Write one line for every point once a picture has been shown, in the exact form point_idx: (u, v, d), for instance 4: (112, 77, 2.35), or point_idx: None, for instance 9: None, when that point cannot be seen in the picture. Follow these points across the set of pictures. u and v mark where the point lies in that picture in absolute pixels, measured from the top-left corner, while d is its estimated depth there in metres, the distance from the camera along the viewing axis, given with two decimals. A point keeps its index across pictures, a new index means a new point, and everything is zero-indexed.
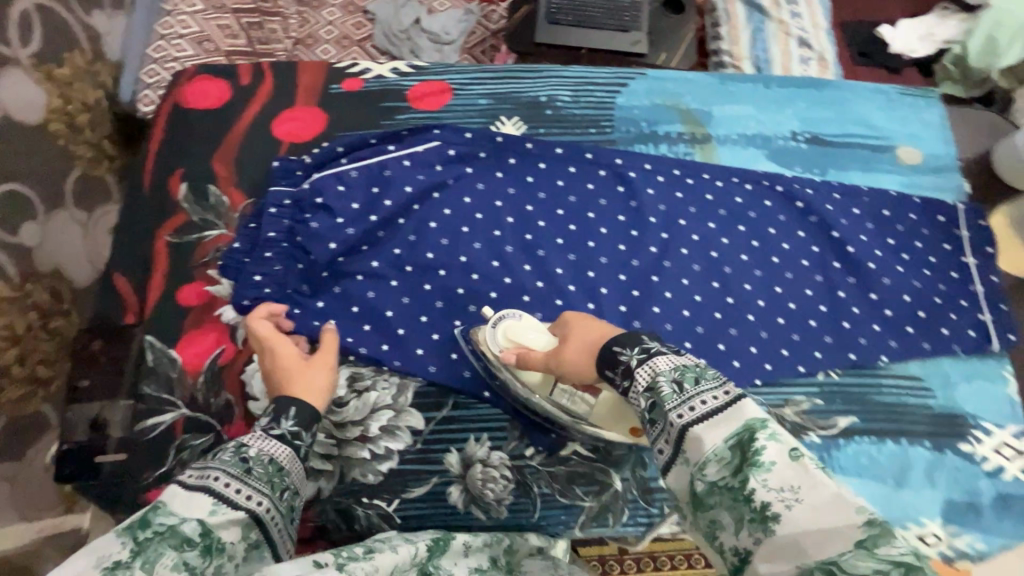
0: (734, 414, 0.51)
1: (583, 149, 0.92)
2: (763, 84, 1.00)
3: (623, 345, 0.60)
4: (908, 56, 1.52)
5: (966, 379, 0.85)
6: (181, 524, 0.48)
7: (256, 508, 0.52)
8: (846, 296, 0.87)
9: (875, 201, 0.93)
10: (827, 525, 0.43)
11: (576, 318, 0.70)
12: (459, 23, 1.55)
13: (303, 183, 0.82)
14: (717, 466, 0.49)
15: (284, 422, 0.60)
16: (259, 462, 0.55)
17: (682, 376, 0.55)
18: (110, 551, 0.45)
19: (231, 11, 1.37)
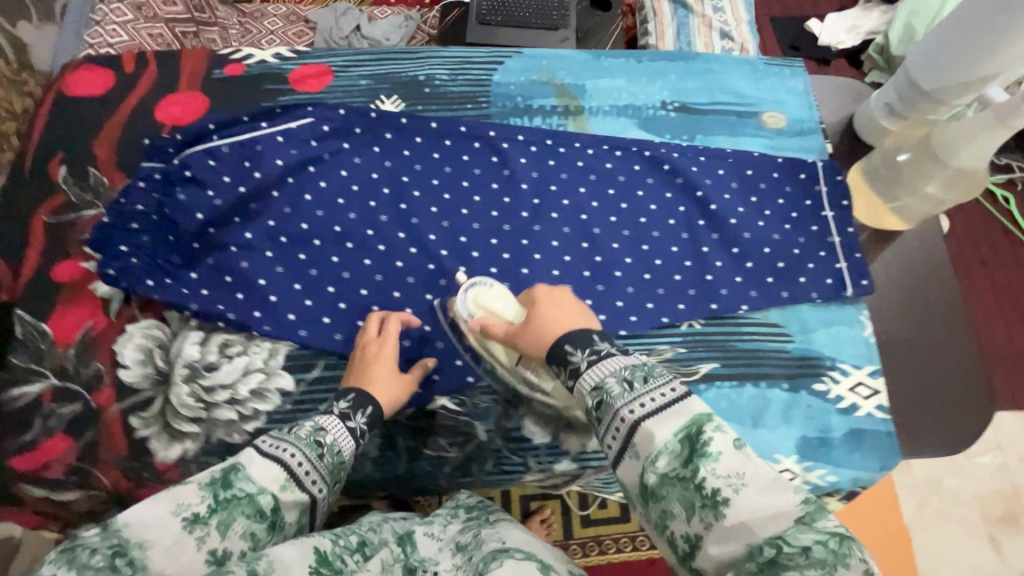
0: (679, 406, 0.54)
1: (457, 122, 0.95)
2: (635, 59, 1.05)
3: (575, 347, 0.62)
4: (837, 46, 1.97)
5: (825, 324, 0.89)
6: (257, 494, 0.55)
7: (316, 495, 0.59)
8: (709, 251, 0.92)
9: (739, 162, 0.98)
10: (773, 505, 0.48)
11: (549, 295, 0.70)
12: (398, 28, 1.90)
13: (174, 160, 0.86)
14: (668, 458, 0.52)
15: (357, 416, 0.67)
16: (328, 450, 0.62)
17: (631, 374, 0.57)
18: (191, 501, 0.53)
19: (164, 22, 1.44)
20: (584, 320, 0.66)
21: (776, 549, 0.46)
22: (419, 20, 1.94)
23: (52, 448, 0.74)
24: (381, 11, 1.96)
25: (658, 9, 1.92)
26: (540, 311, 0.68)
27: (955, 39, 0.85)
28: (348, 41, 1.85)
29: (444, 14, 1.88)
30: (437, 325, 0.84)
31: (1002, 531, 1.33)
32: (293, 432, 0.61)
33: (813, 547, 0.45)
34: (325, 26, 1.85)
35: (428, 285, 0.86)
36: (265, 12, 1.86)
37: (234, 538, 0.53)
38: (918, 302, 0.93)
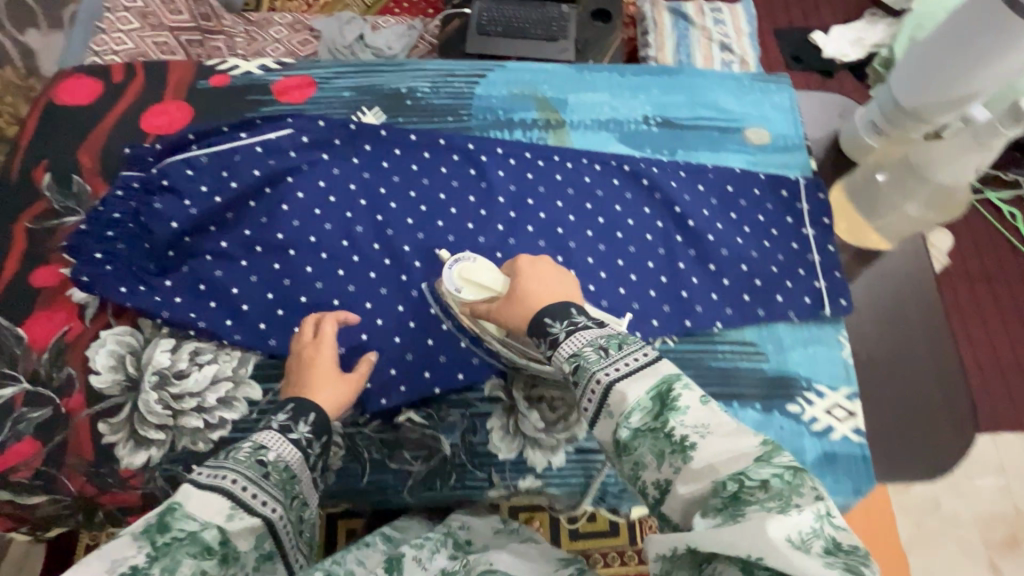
0: (651, 369, 0.56)
1: (436, 135, 0.96)
2: (618, 73, 1.04)
3: (554, 319, 0.64)
4: (840, 58, 2.00)
5: (802, 344, 0.87)
6: (201, 530, 0.52)
7: (270, 516, 0.57)
8: (685, 268, 0.91)
9: (720, 178, 0.97)
10: (737, 446, 0.49)
11: (533, 270, 0.72)
12: (401, 37, 1.93)
13: (153, 169, 0.87)
14: (640, 413, 0.54)
15: (301, 426, 0.65)
16: (275, 468, 0.60)
17: (606, 342, 0.59)
18: (128, 554, 0.49)
19: (168, 29, 1.57)
20: (566, 295, 0.70)
21: (739, 483, 0.47)
22: (421, 30, 1.95)
23: (20, 451, 0.75)
24: (385, 20, 1.96)
25: (659, 20, 1.94)
26: (526, 285, 0.70)
27: (936, 59, 0.85)
28: (351, 50, 1.85)
29: (444, 25, 1.88)
30: (407, 336, 0.84)
31: (1003, 556, 1.28)
32: (232, 457, 0.59)
33: (770, 480, 0.47)
34: (329, 36, 1.86)
35: (401, 298, 0.86)
36: (270, 21, 1.87)
37: None
38: (896, 323, 0.91)
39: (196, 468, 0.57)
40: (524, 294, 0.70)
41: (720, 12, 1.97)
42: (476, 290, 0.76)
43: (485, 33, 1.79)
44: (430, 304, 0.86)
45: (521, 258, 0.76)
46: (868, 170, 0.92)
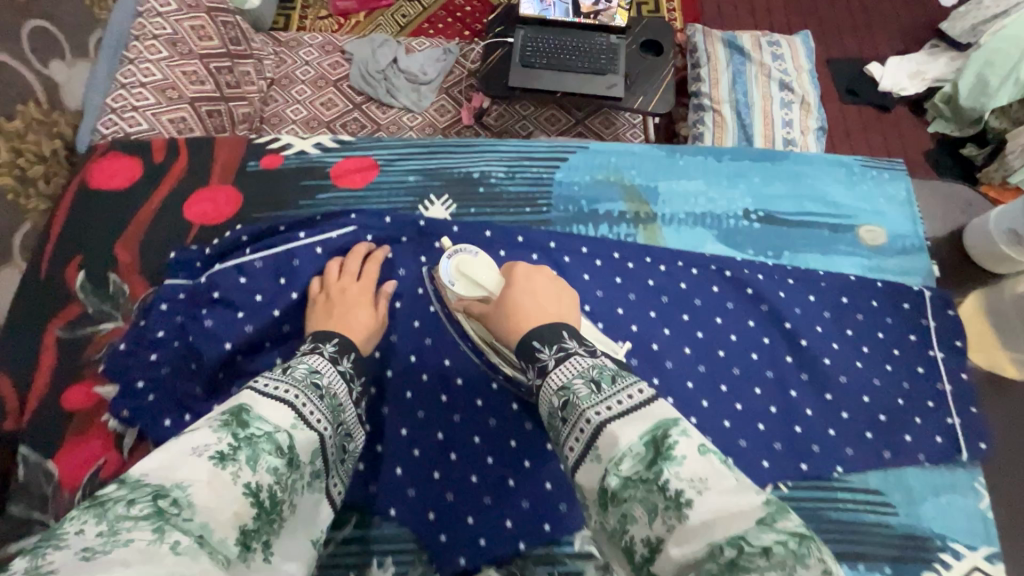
0: (644, 409, 0.49)
1: (513, 230, 0.85)
2: (714, 157, 0.94)
3: (544, 343, 0.60)
4: (898, 92, 1.79)
5: (934, 493, 0.76)
6: (275, 431, 0.52)
7: (323, 432, 0.57)
8: (798, 396, 0.80)
9: (832, 287, 0.86)
10: (738, 505, 0.42)
11: (527, 284, 0.69)
12: (437, 62, 1.79)
13: (202, 277, 0.80)
14: (632, 460, 0.46)
15: (345, 360, 0.68)
16: (326, 394, 0.61)
17: (599, 375, 0.53)
18: (210, 442, 0.48)
19: (197, 56, 1.32)
20: (562, 313, 0.66)
21: (737, 550, 0.39)
22: (457, 54, 1.81)
23: None
24: (419, 42, 1.83)
25: (711, 52, 1.73)
26: (517, 297, 0.68)
27: None
28: (383, 76, 1.73)
29: (485, 55, 1.66)
30: (486, 474, 0.74)
31: None
32: (290, 374, 0.60)
33: (773, 548, 0.39)
34: (361, 59, 1.75)
35: (477, 426, 0.76)
36: (300, 41, 1.78)
37: (262, 473, 0.49)
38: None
39: (256, 377, 0.57)
40: (513, 307, 0.67)
41: (778, 45, 1.78)
42: (470, 286, 0.73)
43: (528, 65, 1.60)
44: (510, 434, 0.76)
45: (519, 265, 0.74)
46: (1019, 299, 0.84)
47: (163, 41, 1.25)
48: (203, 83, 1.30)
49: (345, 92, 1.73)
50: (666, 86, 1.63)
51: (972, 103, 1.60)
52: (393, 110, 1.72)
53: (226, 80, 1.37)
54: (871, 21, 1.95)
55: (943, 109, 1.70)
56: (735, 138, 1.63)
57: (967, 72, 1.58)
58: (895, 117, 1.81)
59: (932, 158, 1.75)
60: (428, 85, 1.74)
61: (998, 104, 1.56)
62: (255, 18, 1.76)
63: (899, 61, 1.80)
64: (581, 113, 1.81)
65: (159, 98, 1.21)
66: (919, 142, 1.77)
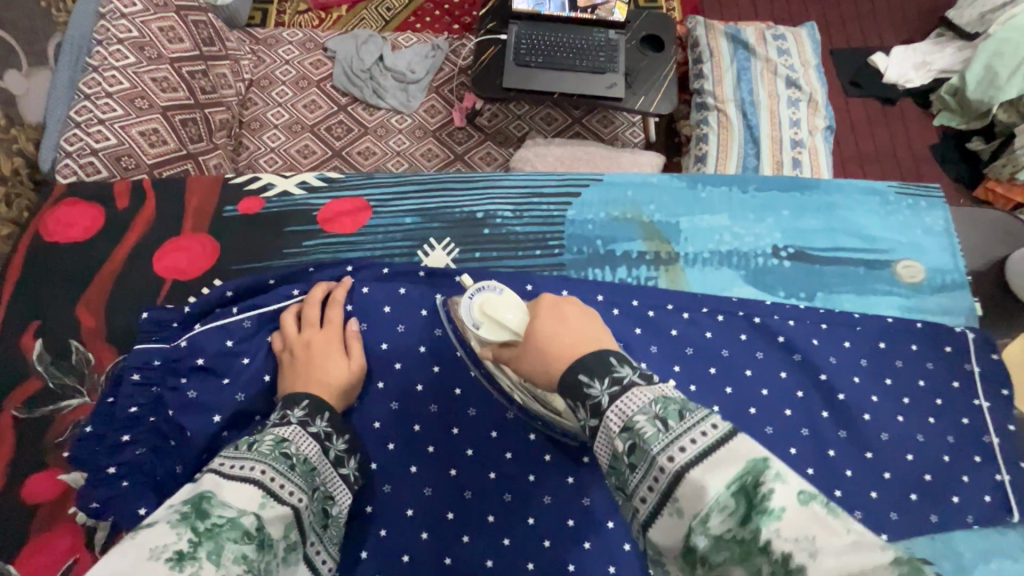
0: (726, 452, 0.37)
1: (523, 276, 0.76)
2: (738, 188, 0.87)
3: (593, 376, 0.45)
4: (903, 84, 1.68)
5: (987, 559, 0.70)
6: (239, 516, 0.45)
7: (297, 504, 0.51)
8: (837, 455, 0.73)
9: (870, 331, 0.79)
10: (853, 565, 0.32)
11: (554, 306, 0.52)
12: (425, 59, 1.67)
13: (180, 340, 0.68)
14: (721, 514, 0.35)
15: (318, 421, 0.60)
16: (297, 461, 0.55)
17: (664, 412, 0.41)
18: (167, 541, 0.41)
19: (167, 60, 1.20)
20: (600, 336, 0.49)
21: None
22: (446, 50, 1.69)
23: None
24: (406, 37, 1.72)
25: (714, 47, 1.62)
26: (540, 321, 0.51)
27: None
28: (369, 75, 1.62)
29: (476, 53, 1.54)
30: (502, 560, 0.66)
31: None
32: (255, 449, 0.52)
33: None
34: (345, 57, 1.63)
35: (491, 503, 0.69)
36: (280, 39, 1.65)
37: (229, 567, 0.42)
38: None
39: (217, 459, 0.51)
40: (534, 334, 0.50)
41: (783, 39, 1.66)
42: (496, 329, 0.57)
43: (523, 64, 1.50)
44: (529, 511, 0.68)
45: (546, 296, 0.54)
46: None
47: (129, 44, 1.14)
48: (175, 91, 1.20)
49: (329, 93, 1.61)
50: (669, 84, 1.51)
51: (980, 96, 1.52)
52: (381, 113, 1.61)
53: (200, 85, 1.27)
54: (876, 5, 1.83)
55: (949, 101, 1.60)
56: (741, 139, 1.51)
57: (976, 63, 1.51)
58: (900, 109, 1.69)
59: (937, 153, 1.64)
60: (417, 85, 1.63)
61: (1008, 97, 1.49)
62: (230, 15, 1.61)
63: (904, 52, 1.69)
64: (579, 111, 1.70)
65: (129, 108, 1.09)
66: (924, 138, 1.66)
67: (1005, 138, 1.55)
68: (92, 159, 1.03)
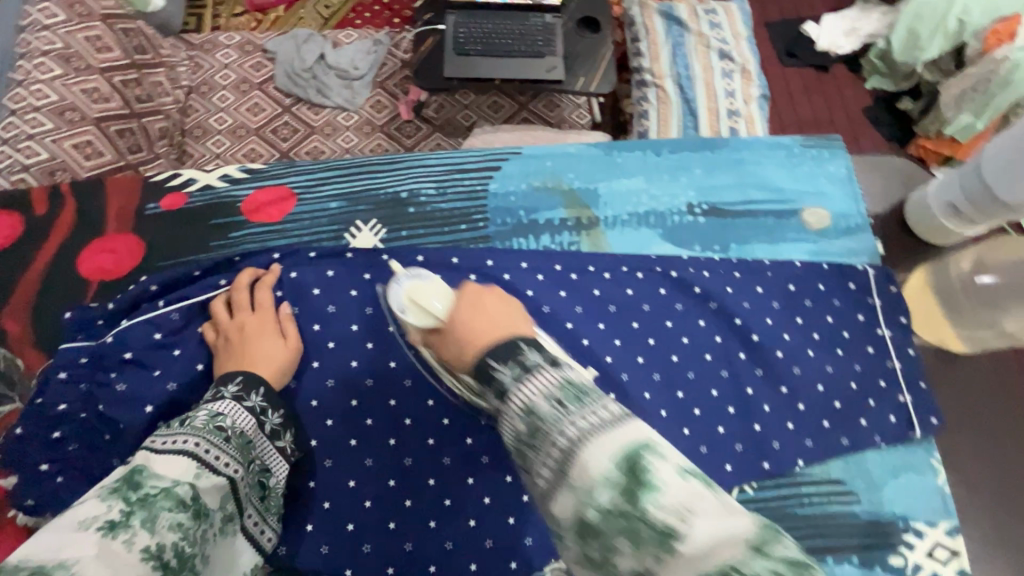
0: (620, 429, 0.36)
1: (449, 251, 0.80)
2: (653, 151, 0.91)
3: (501, 360, 0.42)
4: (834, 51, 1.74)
5: (894, 473, 0.77)
6: (173, 486, 0.48)
7: (233, 474, 0.54)
8: (754, 392, 0.78)
9: (780, 276, 0.84)
10: (726, 531, 0.32)
11: (474, 295, 0.50)
12: (366, 55, 1.67)
13: (107, 337, 0.69)
14: (608, 488, 0.34)
15: (252, 396, 0.62)
16: (233, 434, 0.57)
17: (564, 392, 0.38)
18: (97, 513, 0.42)
19: (98, 71, 1.17)
20: (518, 325, 0.47)
21: None
22: (388, 44, 1.70)
23: None
24: (347, 34, 1.72)
25: (649, 24, 1.66)
26: (459, 312, 0.49)
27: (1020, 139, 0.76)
28: (312, 74, 1.61)
29: (415, 45, 1.55)
30: (444, 518, 0.70)
31: None
32: (188, 425, 0.55)
33: None
34: (285, 57, 1.62)
35: (431, 467, 0.72)
36: (216, 42, 1.63)
37: (164, 533, 0.44)
38: (1008, 442, 0.81)
39: (150, 437, 0.53)
40: (455, 326, 0.48)
41: (714, 13, 1.70)
42: (422, 315, 0.54)
43: (463, 53, 1.51)
44: (467, 471, 0.72)
45: (469, 286, 0.52)
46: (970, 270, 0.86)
47: (54, 56, 1.11)
48: (108, 101, 1.16)
49: (271, 94, 1.60)
50: (607, 65, 1.54)
51: (905, 58, 1.58)
52: (326, 110, 1.61)
53: (134, 94, 1.23)
54: None
55: (878, 65, 1.67)
56: (679, 113, 1.54)
57: (899, 26, 1.56)
58: (834, 76, 1.74)
59: (872, 115, 1.70)
60: (359, 81, 1.63)
61: (930, 57, 1.54)
62: (163, 21, 1.59)
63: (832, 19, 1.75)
64: (525, 97, 1.73)
65: (59, 121, 1.07)
66: (859, 100, 1.72)
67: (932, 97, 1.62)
68: (24, 175, 1.02)
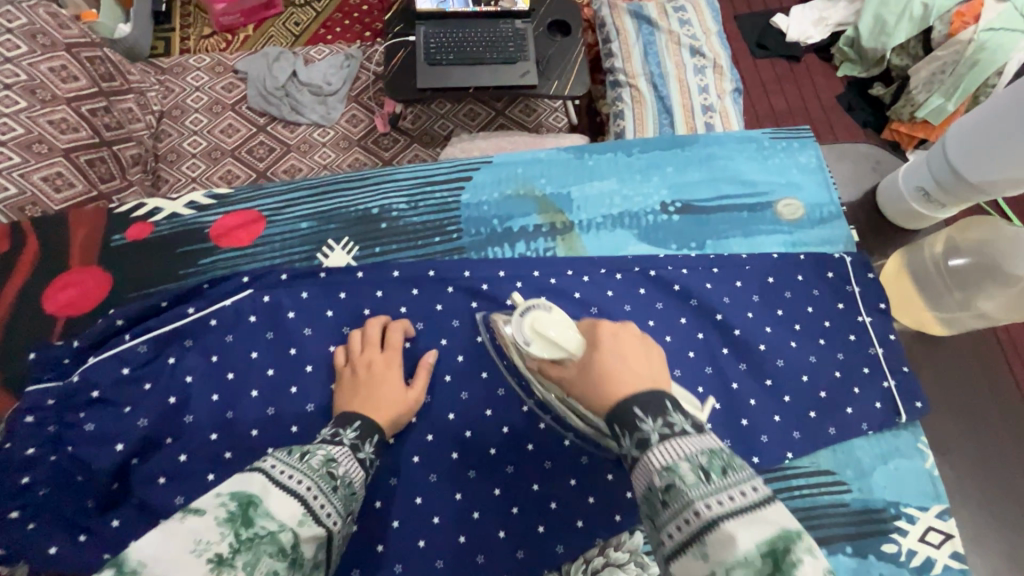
0: (764, 513, 0.38)
1: (424, 265, 0.79)
2: (624, 152, 0.91)
3: (649, 414, 0.46)
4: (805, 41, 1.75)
5: (882, 459, 0.76)
6: (280, 531, 0.46)
7: (332, 528, 0.51)
8: (739, 387, 0.77)
9: (758, 269, 0.84)
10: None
11: (613, 338, 0.54)
12: (339, 70, 1.67)
13: (74, 376, 0.67)
14: (745, 570, 0.35)
15: (365, 447, 0.62)
16: (340, 484, 0.55)
17: (708, 462, 0.41)
18: (210, 539, 0.42)
19: (63, 101, 1.14)
20: (656, 376, 0.51)
21: None
22: (360, 58, 1.70)
23: None
24: (318, 50, 1.70)
25: (620, 24, 1.66)
26: (600, 352, 0.53)
27: (984, 123, 0.77)
28: (285, 92, 1.60)
29: (387, 58, 1.54)
30: (433, 537, 0.68)
31: None
32: (305, 461, 0.53)
33: None
34: (257, 76, 1.60)
35: (417, 486, 0.70)
36: (186, 66, 1.62)
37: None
38: (993, 421, 0.82)
39: (269, 458, 0.51)
40: (596, 362, 0.52)
41: (683, 10, 1.71)
42: (548, 347, 0.60)
43: (436, 63, 1.50)
44: (455, 487, 0.71)
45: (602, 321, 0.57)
46: (940, 253, 0.85)
47: (18, 88, 1.07)
48: (77, 130, 1.13)
49: (245, 115, 1.59)
50: (580, 67, 1.54)
51: (873, 44, 1.60)
52: (302, 128, 1.60)
53: (103, 122, 1.21)
54: None
55: (849, 52, 1.68)
56: (654, 111, 1.54)
57: (864, 15, 1.60)
58: (805, 65, 1.76)
59: (845, 102, 1.70)
60: (334, 96, 1.62)
61: (898, 42, 1.57)
62: (131, 47, 1.59)
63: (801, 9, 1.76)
64: (501, 103, 1.73)
65: (26, 154, 1.03)
66: (831, 88, 1.73)
67: (903, 81, 1.63)
68: None
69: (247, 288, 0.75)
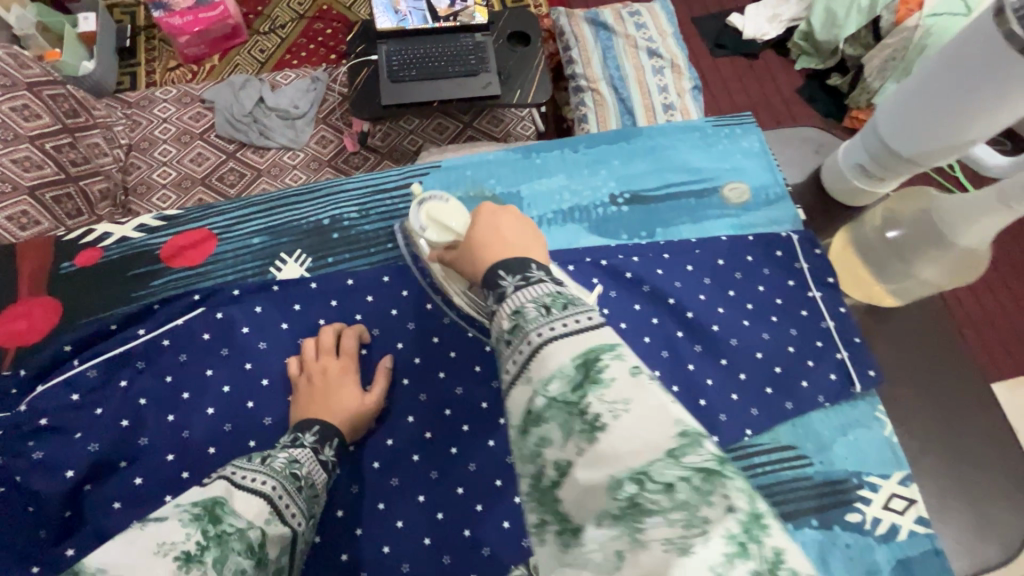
0: (588, 334, 0.38)
1: (379, 271, 0.80)
2: (571, 149, 0.93)
3: (509, 271, 0.46)
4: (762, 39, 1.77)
5: (841, 431, 0.77)
6: (247, 529, 0.46)
7: (297, 527, 0.52)
8: (696, 367, 0.78)
9: (707, 252, 0.85)
10: (650, 431, 0.33)
11: (491, 215, 0.53)
12: (305, 93, 1.68)
13: (22, 405, 0.67)
14: (559, 381, 0.37)
15: (326, 450, 0.62)
16: (304, 484, 0.56)
17: (551, 300, 0.42)
18: (176, 539, 0.42)
19: (27, 138, 1.12)
20: (530, 246, 0.50)
21: (638, 485, 0.32)
22: (326, 80, 1.70)
23: None
24: (284, 75, 1.71)
25: (579, 32, 1.69)
26: (477, 232, 0.52)
27: (912, 100, 0.78)
28: (252, 118, 1.61)
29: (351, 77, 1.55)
30: (397, 542, 0.68)
31: None
32: (267, 464, 0.54)
33: (676, 486, 0.31)
34: (224, 104, 1.61)
35: (379, 491, 0.70)
36: (153, 98, 1.61)
37: None
38: (948, 386, 0.83)
39: (230, 467, 0.52)
40: (472, 242, 0.52)
41: (639, 14, 1.75)
42: (440, 232, 0.63)
43: (399, 80, 1.51)
44: (417, 488, 0.70)
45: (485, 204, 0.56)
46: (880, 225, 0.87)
47: None
48: (41, 167, 1.13)
49: (213, 142, 1.60)
50: (541, 75, 1.57)
51: (826, 37, 1.65)
52: (270, 152, 1.61)
53: (69, 158, 1.21)
54: None
55: (805, 46, 1.72)
56: (617, 112, 1.57)
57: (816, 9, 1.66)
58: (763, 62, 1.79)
59: (806, 95, 1.74)
60: (302, 119, 1.63)
61: (850, 33, 1.62)
62: (96, 83, 1.60)
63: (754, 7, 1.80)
64: (468, 116, 1.74)
65: None
66: (789, 81, 1.77)
67: (858, 70, 1.67)
68: None
69: (201, 306, 0.75)
